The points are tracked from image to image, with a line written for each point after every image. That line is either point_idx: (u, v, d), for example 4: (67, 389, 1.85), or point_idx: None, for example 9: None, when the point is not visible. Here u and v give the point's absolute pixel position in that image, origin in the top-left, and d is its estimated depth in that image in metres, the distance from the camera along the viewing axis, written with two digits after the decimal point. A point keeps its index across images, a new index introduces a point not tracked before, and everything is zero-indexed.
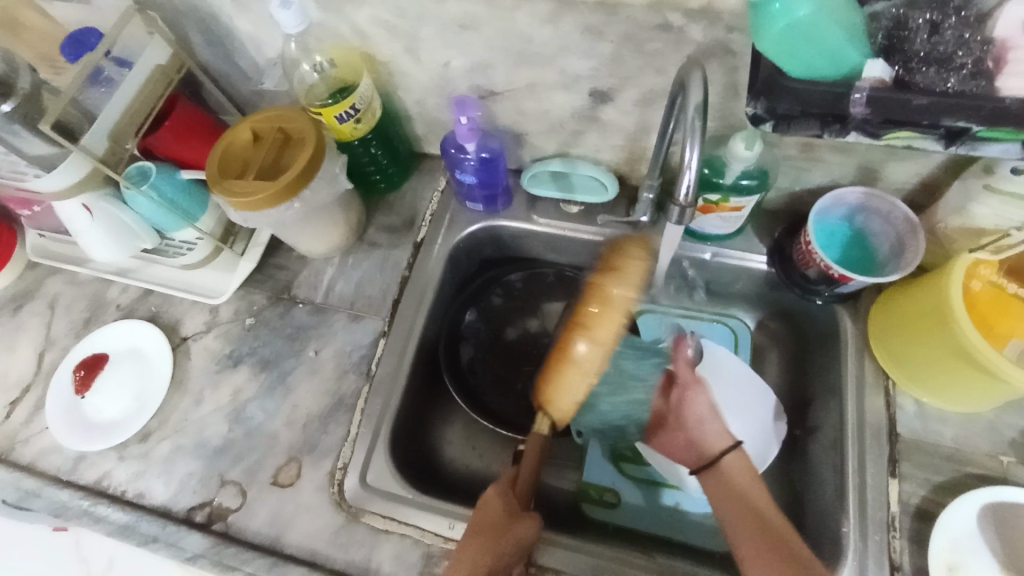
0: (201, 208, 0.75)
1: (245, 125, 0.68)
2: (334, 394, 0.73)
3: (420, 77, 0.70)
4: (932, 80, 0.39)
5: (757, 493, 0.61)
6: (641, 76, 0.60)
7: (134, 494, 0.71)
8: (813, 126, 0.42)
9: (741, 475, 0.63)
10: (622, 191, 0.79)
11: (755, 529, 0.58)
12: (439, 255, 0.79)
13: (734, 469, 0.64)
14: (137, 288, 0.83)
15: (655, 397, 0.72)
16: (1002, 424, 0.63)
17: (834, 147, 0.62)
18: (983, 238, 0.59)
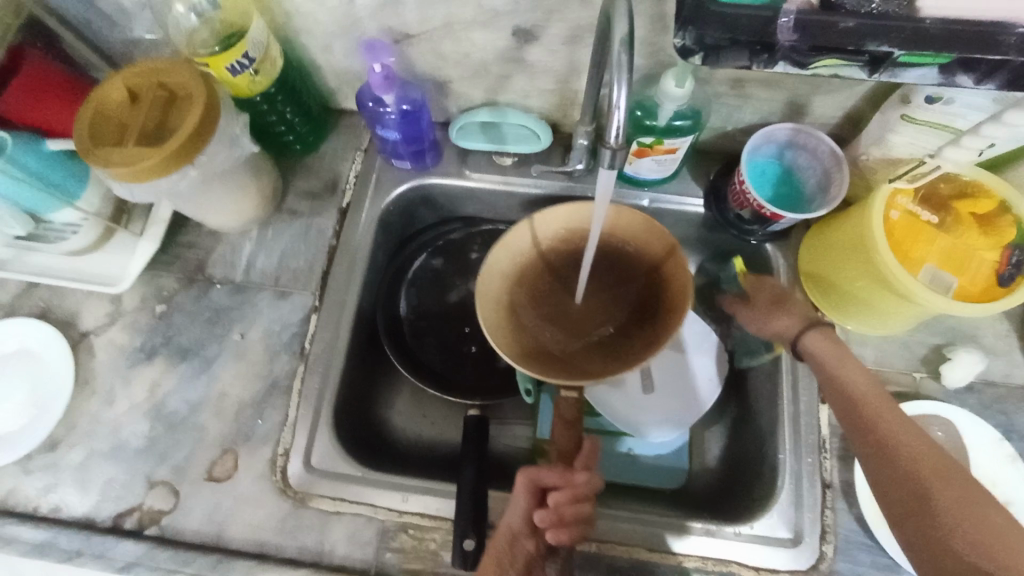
0: (81, 188, 0.66)
1: (117, 82, 0.59)
2: (266, 377, 0.68)
3: (323, 18, 0.62)
4: (857, 3, 0.38)
5: (907, 437, 0.49)
6: (567, 9, 0.56)
7: (48, 509, 0.64)
8: (742, 56, 0.41)
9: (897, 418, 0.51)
10: (556, 139, 0.75)
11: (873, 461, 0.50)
12: (368, 219, 0.74)
13: (888, 413, 0.51)
14: (17, 281, 0.72)
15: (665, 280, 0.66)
16: (915, 342, 0.68)
17: (763, 82, 0.61)
18: (901, 166, 0.61)
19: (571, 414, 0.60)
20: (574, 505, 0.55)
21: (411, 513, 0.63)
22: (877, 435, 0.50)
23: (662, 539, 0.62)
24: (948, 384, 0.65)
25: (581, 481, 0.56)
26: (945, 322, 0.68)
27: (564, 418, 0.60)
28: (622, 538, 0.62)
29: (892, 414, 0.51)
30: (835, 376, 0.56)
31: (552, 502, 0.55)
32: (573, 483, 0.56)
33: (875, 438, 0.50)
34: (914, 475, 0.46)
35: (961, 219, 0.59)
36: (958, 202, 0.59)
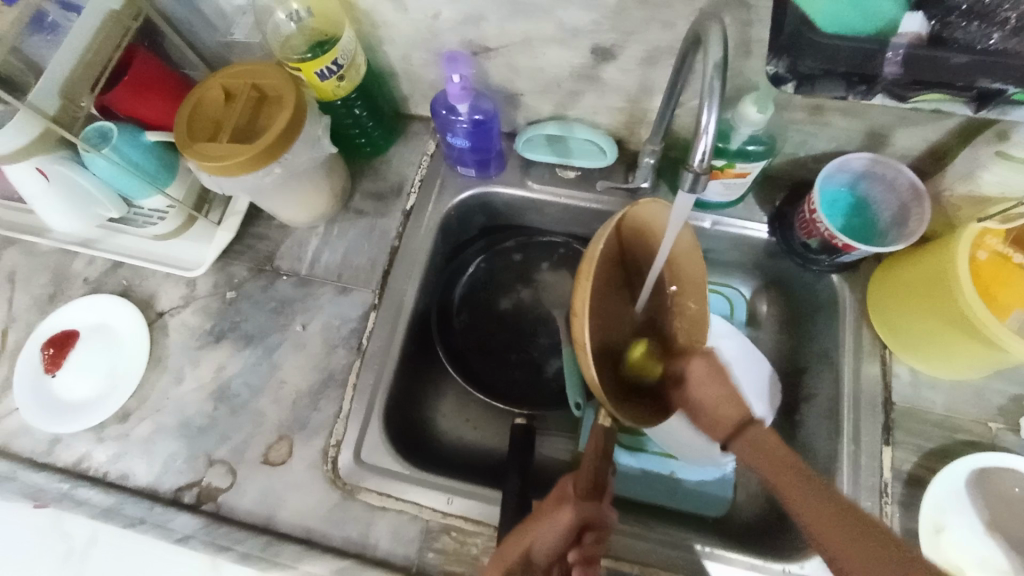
0: (171, 175, 0.70)
1: (215, 82, 0.63)
2: (323, 369, 0.70)
3: (405, 28, 0.64)
4: (973, 37, 0.36)
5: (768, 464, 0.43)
6: (648, 30, 0.56)
7: (116, 476, 0.68)
8: (837, 87, 0.39)
9: (803, 486, 0.40)
10: (620, 156, 0.75)
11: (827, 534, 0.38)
12: (430, 223, 0.76)
13: (785, 478, 0.41)
14: (104, 260, 0.77)
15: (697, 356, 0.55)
16: (991, 391, 0.64)
17: (844, 110, 0.60)
18: (990, 207, 0.57)
19: (603, 442, 0.53)
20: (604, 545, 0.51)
21: (454, 515, 0.64)
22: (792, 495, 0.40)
23: (704, 568, 0.61)
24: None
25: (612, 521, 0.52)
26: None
27: (596, 445, 0.52)
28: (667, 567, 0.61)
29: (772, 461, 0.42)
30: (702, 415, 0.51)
31: (590, 541, 0.50)
32: (607, 524, 0.51)
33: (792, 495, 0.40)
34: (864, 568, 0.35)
35: None
36: None
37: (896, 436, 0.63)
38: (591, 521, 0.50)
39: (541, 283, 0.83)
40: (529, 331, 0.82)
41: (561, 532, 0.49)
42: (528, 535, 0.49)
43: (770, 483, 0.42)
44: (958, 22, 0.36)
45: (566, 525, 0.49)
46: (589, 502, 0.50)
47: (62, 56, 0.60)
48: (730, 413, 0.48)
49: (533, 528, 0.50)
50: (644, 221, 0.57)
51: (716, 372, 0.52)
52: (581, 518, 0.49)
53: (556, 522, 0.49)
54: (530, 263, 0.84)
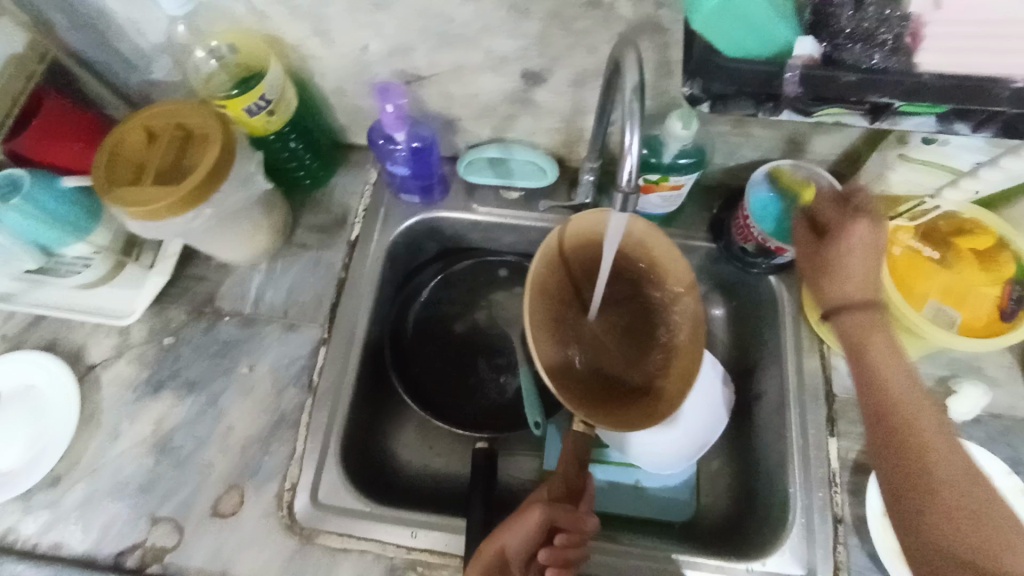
0: (93, 221, 0.67)
1: (135, 123, 0.60)
2: (274, 411, 0.68)
3: (336, 61, 0.64)
4: (858, 57, 0.39)
5: (904, 394, 0.53)
6: (573, 55, 0.58)
7: (49, 547, 0.63)
8: (747, 105, 0.42)
9: (959, 470, 0.48)
10: (562, 174, 0.77)
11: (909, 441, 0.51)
12: (376, 252, 0.75)
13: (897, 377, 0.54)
14: (24, 314, 0.72)
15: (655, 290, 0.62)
16: (920, 374, 0.68)
17: (763, 122, 0.63)
18: (900, 206, 0.62)
19: (584, 452, 0.59)
20: (578, 549, 0.55)
21: (419, 550, 0.62)
22: (921, 448, 0.50)
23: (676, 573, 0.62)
24: (953, 417, 0.65)
25: (590, 529, 0.55)
26: (949, 355, 0.69)
27: (577, 455, 0.58)
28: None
29: (937, 437, 0.50)
30: (857, 345, 0.57)
31: (560, 542, 0.54)
32: (581, 529, 0.55)
33: (919, 478, 0.49)
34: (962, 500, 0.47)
35: (961, 255, 0.60)
36: (957, 239, 0.60)
37: (839, 427, 0.66)
38: (559, 522, 0.55)
39: (495, 303, 0.84)
40: (487, 353, 0.82)
41: (532, 530, 0.54)
42: (503, 533, 0.54)
43: (891, 423, 0.52)
44: (845, 45, 0.39)
45: (536, 525, 0.54)
46: (561, 506, 0.55)
47: None
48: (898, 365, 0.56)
49: (509, 527, 0.54)
50: (583, 229, 0.59)
51: (882, 324, 0.56)
52: (549, 518, 0.54)
53: (526, 523, 0.54)
54: (483, 284, 0.84)
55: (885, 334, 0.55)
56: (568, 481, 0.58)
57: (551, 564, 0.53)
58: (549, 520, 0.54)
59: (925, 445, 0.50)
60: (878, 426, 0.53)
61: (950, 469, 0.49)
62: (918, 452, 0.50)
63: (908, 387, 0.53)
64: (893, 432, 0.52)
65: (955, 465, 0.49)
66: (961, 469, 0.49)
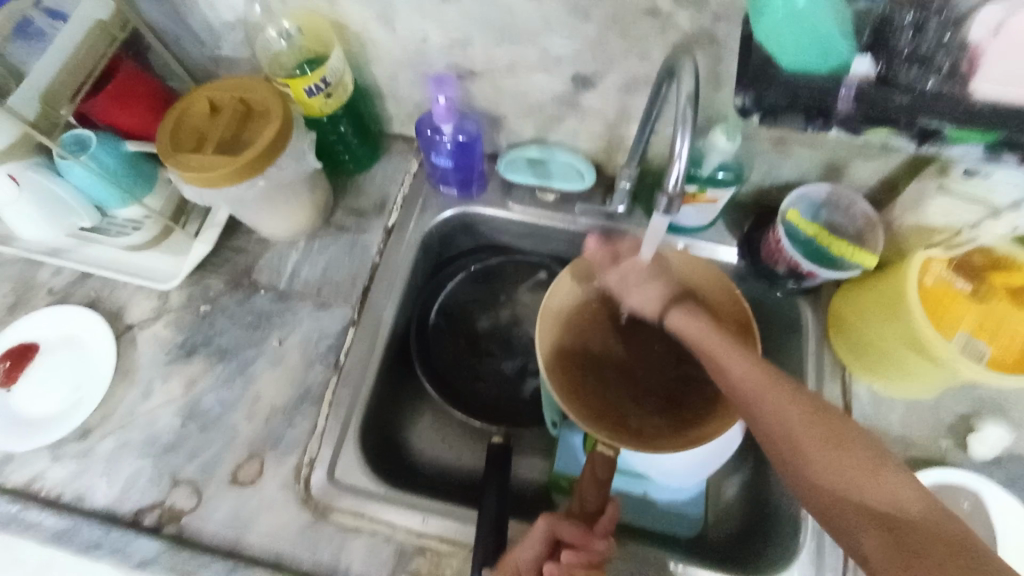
0: (150, 185, 0.69)
1: (200, 95, 0.63)
2: (300, 384, 0.69)
3: (395, 50, 0.66)
4: (913, 80, 0.40)
5: (756, 387, 0.52)
6: (626, 60, 0.60)
7: (72, 498, 0.65)
8: (797, 120, 0.43)
9: (836, 446, 0.47)
10: (599, 180, 0.78)
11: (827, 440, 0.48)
12: (411, 241, 0.77)
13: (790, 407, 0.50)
14: (72, 270, 0.75)
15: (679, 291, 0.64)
16: (943, 408, 0.68)
17: (804, 142, 0.64)
18: (936, 236, 0.63)
19: (603, 473, 0.58)
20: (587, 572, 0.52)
21: (430, 536, 0.63)
22: (809, 439, 0.48)
23: None
24: (973, 456, 0.65)
25: (599, 550, 0.54)
26: (973, 391, 0.69)
27: (595, 476, 0.58)
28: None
29: (796, 418, 0.49)
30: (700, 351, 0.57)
31: (565, 559, 0.52)
32: (589, 548, 0.53)
33: (803, 453, 0.48)
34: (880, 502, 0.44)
35: (995, 289, 0.60)
36: (992, 274, 0.61)
37: None
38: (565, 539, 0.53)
39: (519, 302, 0.85)
40: (508, 350, 0.83)
41: (536, 546, 0.53)
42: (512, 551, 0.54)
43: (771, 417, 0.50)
44: (901, 67, 0.40)
45: (541, 539, 0.53)
46: (571, 523, 0.54)
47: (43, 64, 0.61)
48: (742, 361, 0.54)
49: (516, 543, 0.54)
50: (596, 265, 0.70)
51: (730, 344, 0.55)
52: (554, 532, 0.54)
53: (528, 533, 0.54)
54: (509, 282, 0.85)
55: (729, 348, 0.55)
56: (586, 500, 0.58)
57: None
58: (552, 531, 0.54)
59: (844, 448, 0.47)
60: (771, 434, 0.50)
61: (858, 467, 0.46)
62: (797, 462, 0.48)
63: (761, 381, 0.52)
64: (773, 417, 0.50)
65: (857, 450, 0.47)
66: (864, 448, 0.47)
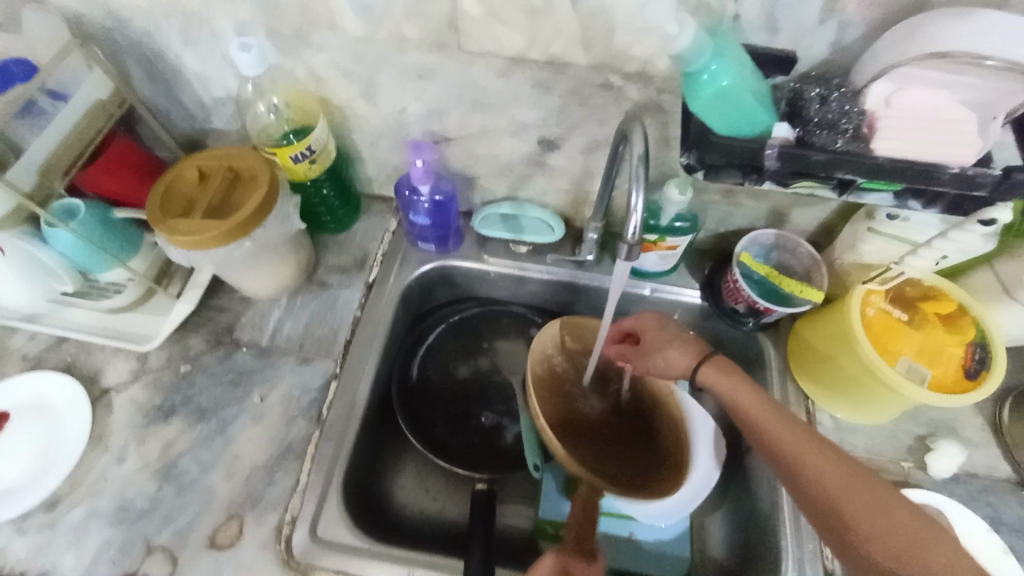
0: (134, 248, 0.72)
1: (190, 164, 0.67)
2: (281, 440, 0.69)
3: (376, 120, 0.72)
4: (826, 141, 0.47)
5: (785, 430, 0.61)
6: (586, 126, 0.67)
7: (35, 573, 0.62)
8: (735, 174, 0.50)
9: (853, 480, 0.56)
10: (568, 231, 0.84)
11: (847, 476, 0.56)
12: (392, 294, 0.80)
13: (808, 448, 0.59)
14: (47, 335, 0.75)
15: (659, 334, 0.73)
16: (900, 432, 0.72)
17: (749, 193, 0.72)
18: (872, 270, 0.69)
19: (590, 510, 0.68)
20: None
21: None
22: (827, 469, 0.57)
23: None
24: (934, 474, 0.69)
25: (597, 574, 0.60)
26: (925, 414, 0.73)
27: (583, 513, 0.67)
28: None
29: (818, 455, 0.58)
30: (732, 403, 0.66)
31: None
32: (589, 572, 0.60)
33: (825, 482, 0.56)
34: (887, 530, 0.52)
35: (928, 317, 0.66)
36: (924, 303, 0.67)
37: None
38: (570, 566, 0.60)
39: (498, 350, 0.88)
40: (488, 397, 0.85)
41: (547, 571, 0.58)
42: None
43: (794, 454, 0.59)
44: (815, 131, 0.47)
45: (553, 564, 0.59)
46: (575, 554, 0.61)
47: (43, 141, 0.63)
48: (759, 401, 0.64)
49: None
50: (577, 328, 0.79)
51: (753, 390, 0.65)
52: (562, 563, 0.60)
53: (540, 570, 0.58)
54: (487, 331, 0.88)
55: (751, 390, 0.66)
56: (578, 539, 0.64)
57: None
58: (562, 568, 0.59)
59: (863, 484, 0.55)
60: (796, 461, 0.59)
61: (873, 500, 0.54)
62: (812, 486, 0.57)
63: (788, 425, 0.61)
64: (796, 454, 0.59)
65: (872, 486, 0.55)
66: (876, 486, 0.55)
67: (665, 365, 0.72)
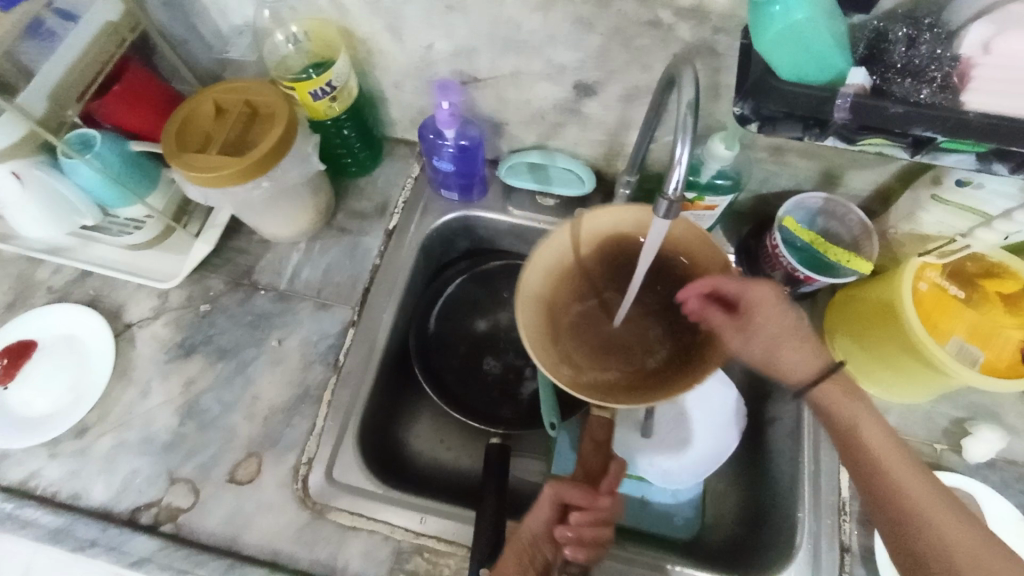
0: (154, 184, 0.71)
1: (207, 96, 0.64)
2: (299, 385, 0.69)
3: (401, 58, 0.67)
4: (907, 91, 0.41)
5: (898, 465, 0.51)
6: (627, 71, 0.61)
7: (68, 495, 0.64)
8: (795, 128, 0.45)
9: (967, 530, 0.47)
10: (599, 185, 0.79)
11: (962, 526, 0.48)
12: (412, 243, 0.77)
13: (924, 489, 0.50)
14: (72, 269, 0.75)
15: (770, 316, 0.57)
16: (937, 414, 0.69)
17: (802, 152, 0.66)
18: (930, 242, 0.64)
19: (602, 436, 0.62)
20: (595, 529, 0.55)
21: (427, 536, 0.63)
22: (935, 514, 0.48)
23: None
24: (969, 459, 0.65)
25: (604, 506, 0.55)
26: (967, 397, 0.69)
27: (594, 440, 0.61)
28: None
29: (928, 497, 0.49)
30: (846, 423, 0.54)
31: (576, 521, 0.54)
32: (597, 506, 0.55)
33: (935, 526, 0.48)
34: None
35: (987, 296, 0.61)
36: (984, 281, 0.62)
37: None
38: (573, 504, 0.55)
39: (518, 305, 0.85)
40: (506, 352, 0.83)
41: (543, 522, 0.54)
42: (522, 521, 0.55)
43: (904, 493, 0.50)
44: (895, 79, 0.42)
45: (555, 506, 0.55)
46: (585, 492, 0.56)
47: (52, 67, 0.61)
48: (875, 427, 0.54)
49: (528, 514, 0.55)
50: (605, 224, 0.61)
51: (871, 412, 0.54)
52: (562, 498, 0.55)
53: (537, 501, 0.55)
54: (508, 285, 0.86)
55: (874, 420, 0.54)
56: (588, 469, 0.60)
57: (567, 544, 0.54)
58: (558, 498, 0.55)
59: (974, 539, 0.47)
60: (904, 502, 0.49)
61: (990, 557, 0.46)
62: (917, 528, 0.48)
63: (901, 460, 0.52)
64: (908, 495, 0.50)
65: (991, 544, 0.47)
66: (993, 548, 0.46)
67: (775, 354, 0.57)
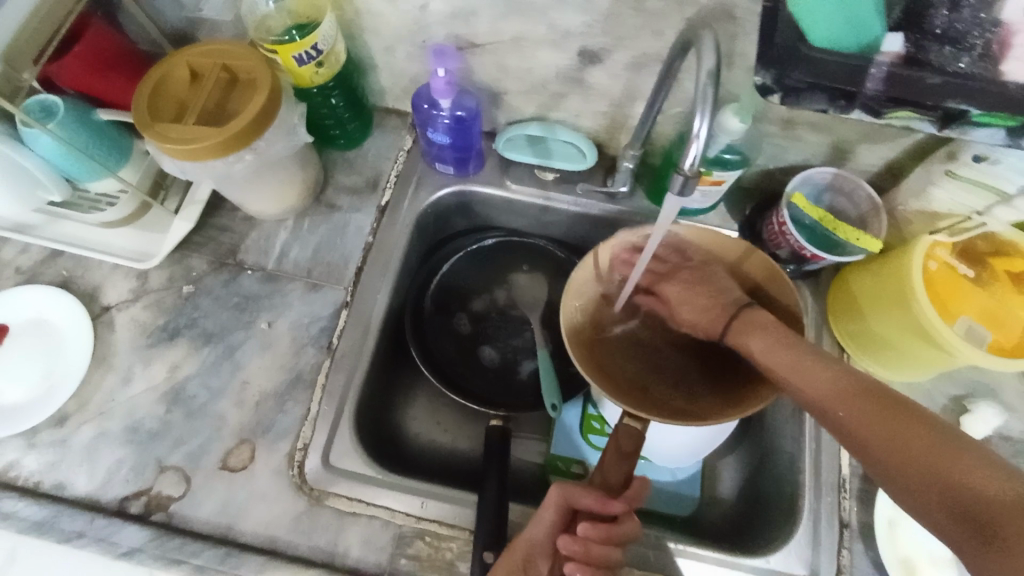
0: (126, 156, 0.66)
1: (180, 60, 0.59)
2: (291, 369, 0.67)
3: (393, 20, 0.62)
4: (945, 60, 0.39)
5: (842, 395, 0.45)
6: (637, 37, 0.57)
7: (51, 486, 0.62)
8: (820, 101, 0.41)
9: (924, 447, 0.40)
10: (600, 160, 0.76)
11: (874, 407, 0.43)
12: (405, 220, 0.73)
13: (827, 393, 0.46)
14: (40, 248, 0.70)
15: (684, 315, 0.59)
16: (936, 393, 0.68)
17: (814, 125, 0.63)
18: (939, 221, 0.62)
19: (631, 446, 0.55)
20: (601, 546, 0.53)
21: (428, 520, 0.62)
22: (898, 440, 0.41)
23: (677, 566, 0.62)
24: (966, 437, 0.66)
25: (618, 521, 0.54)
26: (966, 375, 0.69)
27: (620, 450, 0.55)
28: (656, 565, 0.62)
29: (831, 390, 0.46)
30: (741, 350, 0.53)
31: (580, 531, 0.52)
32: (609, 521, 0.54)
33: (892, 449, 0.41)
34: (987, 509, 0.35)
35: (996, 275, 0.60)
36: (994, 260, 0.61)
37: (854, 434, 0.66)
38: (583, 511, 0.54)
39: (515, 284, 0.83)
40: (502, 332, 0.81)
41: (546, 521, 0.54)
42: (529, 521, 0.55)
43: (851, 421, 0.44)
44: (931, 47, 0.39)
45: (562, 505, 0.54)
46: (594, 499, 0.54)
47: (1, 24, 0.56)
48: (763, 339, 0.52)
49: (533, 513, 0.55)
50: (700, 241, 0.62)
51: (770, 330, 0.52)
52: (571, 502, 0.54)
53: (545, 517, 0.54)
54: (505, 264, 0.83)
55: (803, 351, 0.49)
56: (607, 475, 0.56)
57: (569, 553, 0.52)
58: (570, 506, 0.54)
59: (932, 456, 0.39)
60: (858, 435, 0.43)
61: (969, 476, 0.37)
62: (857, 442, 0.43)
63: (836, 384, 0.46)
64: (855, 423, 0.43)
65: (899, 416, 0.42)
66: (980, 470, 0.37)
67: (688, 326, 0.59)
